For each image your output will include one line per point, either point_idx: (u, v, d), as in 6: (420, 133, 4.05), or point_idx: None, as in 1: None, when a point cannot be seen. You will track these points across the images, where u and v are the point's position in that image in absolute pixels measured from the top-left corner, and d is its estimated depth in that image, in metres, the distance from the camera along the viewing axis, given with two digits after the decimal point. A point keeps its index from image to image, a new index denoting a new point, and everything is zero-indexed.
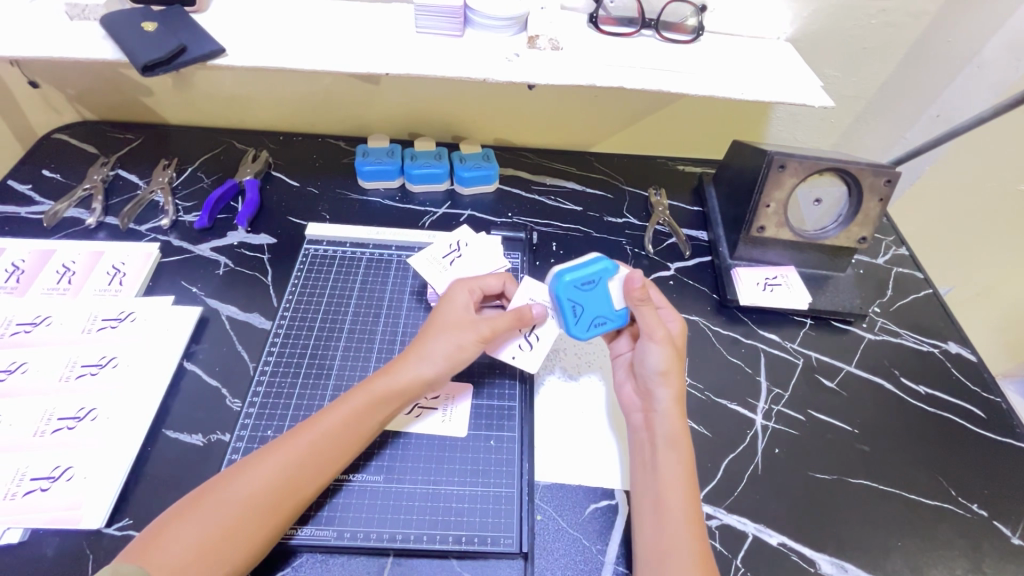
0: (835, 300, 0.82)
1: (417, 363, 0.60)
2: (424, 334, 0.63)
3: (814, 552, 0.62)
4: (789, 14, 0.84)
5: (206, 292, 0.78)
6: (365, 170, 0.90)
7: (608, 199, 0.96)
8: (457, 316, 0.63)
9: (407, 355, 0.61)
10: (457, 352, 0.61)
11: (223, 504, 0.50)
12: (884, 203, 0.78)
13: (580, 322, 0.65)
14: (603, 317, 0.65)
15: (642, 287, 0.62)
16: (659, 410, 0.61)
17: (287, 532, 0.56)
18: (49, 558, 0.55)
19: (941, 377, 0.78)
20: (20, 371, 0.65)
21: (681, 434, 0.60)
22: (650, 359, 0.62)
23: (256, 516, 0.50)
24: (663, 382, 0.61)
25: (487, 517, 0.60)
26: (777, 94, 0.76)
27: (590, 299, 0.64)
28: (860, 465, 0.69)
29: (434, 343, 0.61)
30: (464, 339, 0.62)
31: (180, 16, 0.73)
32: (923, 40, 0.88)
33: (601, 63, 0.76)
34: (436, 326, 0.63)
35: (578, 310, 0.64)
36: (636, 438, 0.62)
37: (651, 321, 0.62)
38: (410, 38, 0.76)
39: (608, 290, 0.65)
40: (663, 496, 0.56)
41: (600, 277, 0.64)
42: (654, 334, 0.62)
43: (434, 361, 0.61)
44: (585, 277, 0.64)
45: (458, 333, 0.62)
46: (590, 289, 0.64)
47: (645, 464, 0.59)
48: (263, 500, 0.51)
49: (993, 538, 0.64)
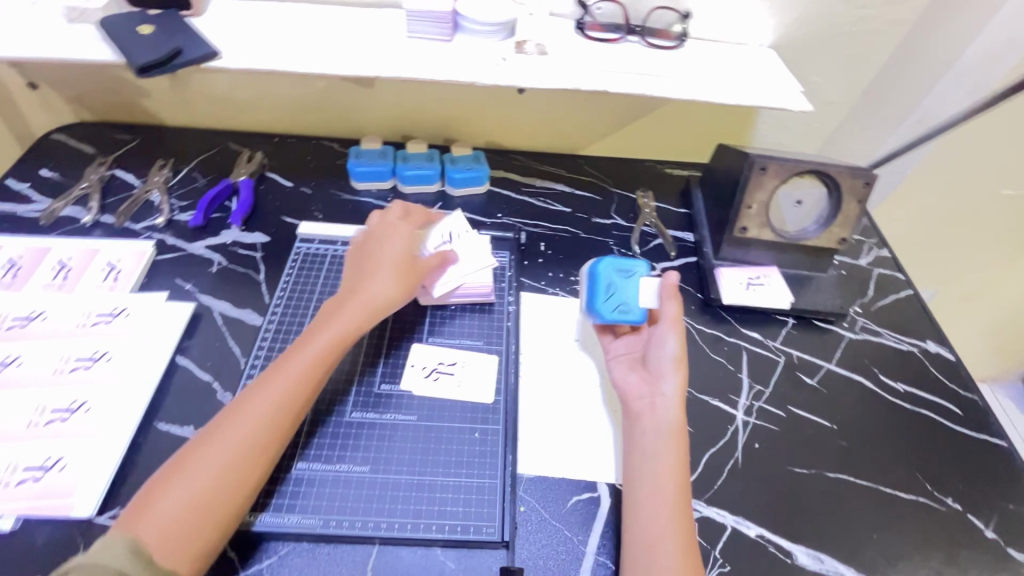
0: (816, 299, 0.84)
1: (358, 307, 0.64)
2: (362, 280, 0.67)
3: (791, 544, 0.63)
4: (771, 22, 0.86)
5: (199, 288, 0.79)
6: (357, 171, 0.92)
7: (596, 201, 0.98)
8: (391, 258, 0.69)
9: (350, 298, 0.65)
10: (399, 288, 0.67)
11: (231, 434, 0.53)
12: (863, 204, 0.80)
13: (607, 301, 0.72)
14: (626, 307, 0.71)
15: (675, 285, 0.70)
16: (666, 397, 0.63)
17: (246, 519, 0.57)
18: (39, 546, 0.57)
19: (919, 375, 0.79)
20: (15, 364, 0.67)
21: (682, 423, 0.62)
22: (667, 345, 0.66)
23: (262, 443, 0.54)
24: (674, 370, 0.64)
25: (471, 507, 0.61)
26: (758, 98, 0.78)
27: (624, 286, 0.72)
28: (838, 460, 0.70)
29: (376, 278, 0.67)
30: (402, 275, 0.68)
31: (177, 20, 0.75)
32: (902, 47, 0.90)
33: (586, 68, 0.78)
34: (373, 269, 0.68)
35: (609, 291, 0.72)
36: (636, 424, 0.63)
37: (674, 313, 0.68)
38: (400, 42, 0.78)
39: (641, 284, 0.72)
40: (661, 481, 0.58)
41: (635, 271, 0.73)
42: (675, 323, 0.67)
43: (382, 295, 0.66)
44: (623, 269, 0.73)
45: (396, 270, 0.68)
46: (627, 278, 0.73)
47: (645, 450, 0.60)
48: (268, 427, 0.55)
49: (967, 531, 0.66)
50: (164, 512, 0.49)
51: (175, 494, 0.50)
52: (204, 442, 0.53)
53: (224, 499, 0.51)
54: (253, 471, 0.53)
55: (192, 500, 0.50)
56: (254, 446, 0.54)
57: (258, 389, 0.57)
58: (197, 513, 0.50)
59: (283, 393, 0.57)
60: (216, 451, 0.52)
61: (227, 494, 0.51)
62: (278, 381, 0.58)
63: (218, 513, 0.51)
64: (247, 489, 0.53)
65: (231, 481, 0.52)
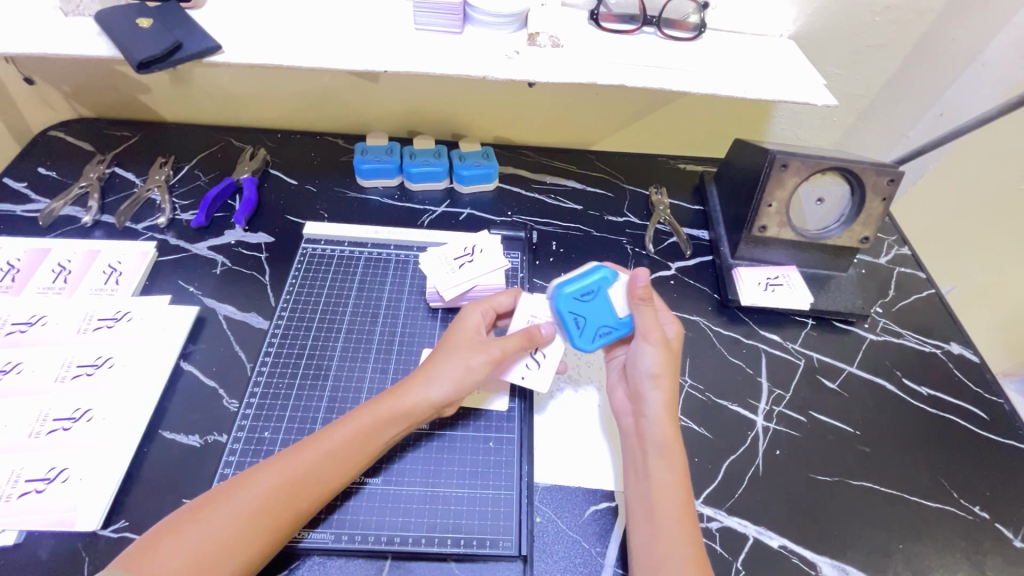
0: (836, 299, 0.82)
1: (415, 394, 0.59)
2: (433, 359, 0.61)
3: (815, 555, 0.61)
4: (792, 12, 0.83)
5: (203, 291, 0.77)
6: (363, 168, 0.90)
7: (609, 198, 0.95)
8: (467, 338, 0.63)
9: (414, 377, 0.60)
10: (467, 373, 0.60)
11: (260, 484, 0.51)
12: (887, 202, 0.77)
13: (585, 334, 0.65)
14: (607, 326, 0.65)
15: (645, 285, 0.63)
16: (649, 414, 0.60)
17: (297, 534, 0.56)
18: (43, 561, 0.55)
19: (943, 378, 0.77)
20: (15, 371, 0.65)
21: (673, 439, 0.59)
22: (642, 361, 0.62)
23: (289, 502, 0.52)
24: (654, 386, 0.61)
25: (487, 519, 0.59)
26: (781, 92, 0.75)
27: (591, 309, 0.65)
28: (862, 467, 0.68)
29: (445, 363, 0.60)
30: (474, 359, 0.61)
31: (176, 11, 0.72)
32: (927, 38, 0.87)
33: (602, 61, 0.75)
34: (446, 348, 0.62)
35: (580, 321, 0.65)
36: (628, 443, 0.62)
37: (648, 321, 0.63)
38: (409, 35, 0.75)
39: (610, 298, 0.65)
40: (656, 503, 0.55)
41: (599, 286, 0.65)
42: (649, 335, 0.62)
43: (443, 383, 0.59)
44: (583, 289, 0.65)
45: (469, 352, 0.61)
46: (591, 299, 0.65)
47: (637, 472, 0.58)
48: (299, 490, 0.52)
49: (995, 541, 0.64)
50: (180, 549, 0.47)
51: (194, 533, 0.48)
52: (235, 484, 0.52)
53: (238, 551, 0.49)
54: (273, 529, 0.50)
55: (208, 545, 0.48)
56: (281, 502, 0.51)
57: (299, 449, 0.54)
58: (210, 560, 0.47)
59: (319, 457, 0.54)
60: (244, 498, 0.50)
61: (242, 547, 0.49)
62: (318, 445, 0.55)
63: (229, 565, 0.48)
64: (263, 546, 0.50)
65: (250, 533, 0.49)
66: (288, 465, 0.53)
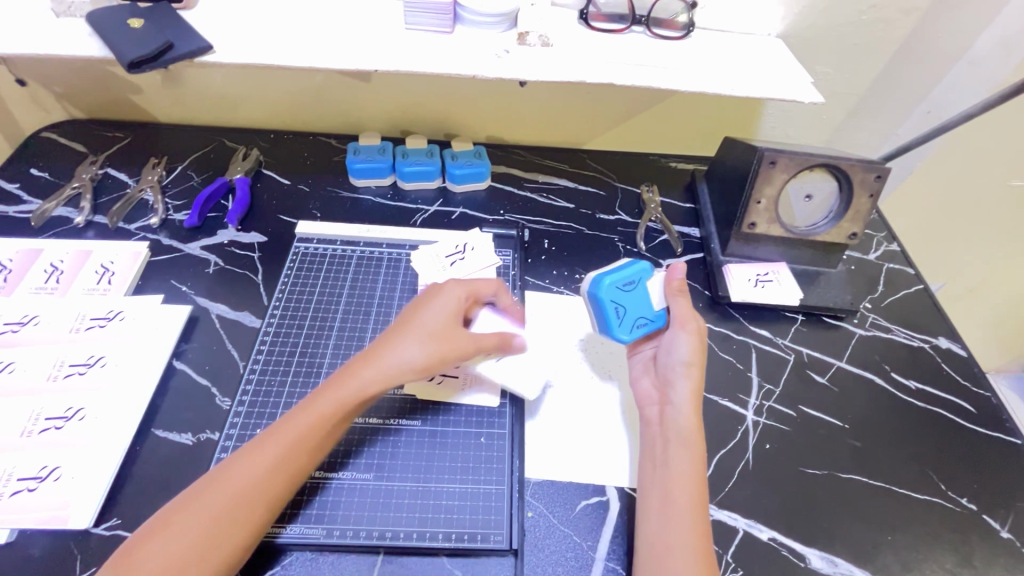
0: (826, 295, 0.82)
1: (374, 377, 0.57)
2: (391, 341, 0.60)
3: (805, 547, 0.62)
4: (780, 11, 0.84)
5: (196, 290, 0.77)
6: (356, 168, 0.90)
7: (600, 196, 0.96)
8: (430, 322, 0.61)
9: (370, 360, 0.59)
10: (426, 359, 0.59)
11: (231, 482, 0.51)
12: (875, 198, 0.78)
13: (624, 324, 0.66)
14: (644, 318, 0.67)
15: (681, 280, 0.67)
16: (677, 403, 0.61)
17: (273, 530, 0.56)
18: (35, 559, 0.55)
19: (931, 372, 0.78)
20: (8, 370, 0.65)
21: (696, 430, 0.59)
22: (677, 347, 0.63)
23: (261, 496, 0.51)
24: (685, 374, 0.62)
25: (478, 514, 0.60)
26: (768, 90, 0.76)
27: (631, 300, 0.67)
28: (851, 460, 0.69)
29: (404, 347, 0.59)
30: (435, 346, 0.60)
31: (167, 12, 0.72)
32: (913, 37, 0.88)
33: (591, 60, 0.76)
34: (405, 332, 0.60)
35: (621, 312, 0.66)
36: (649, 432, 0.62)
37: (685, 311, 0.65)
38: (400, 34, 0.76)
39: (650, 290, 0.67)
40: (672, 491, 0.56)
41: (639, 278, 0.67)
42: (685, 324, 0.64)
43: (402, 368, 0.58)
44: (625, 280, 0.67)
45: (431, 339, 0.60)
46: (631, 290, 0.67)
47: (657, 460, 0.59)
48: (267, 484, 0.52)
49: (981, 531, 0.65)
50: (160, 550, 0.48)
51: (172, 534, 0.48)
52: (203, 486, 0.51)
53: (216, 549, 0.49)
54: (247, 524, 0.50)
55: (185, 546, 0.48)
56: (252, 497, 0.51)
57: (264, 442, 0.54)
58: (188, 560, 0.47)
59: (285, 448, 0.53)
60: (216, 496, 0.50)
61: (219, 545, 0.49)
62: (282, 435, 0.54)
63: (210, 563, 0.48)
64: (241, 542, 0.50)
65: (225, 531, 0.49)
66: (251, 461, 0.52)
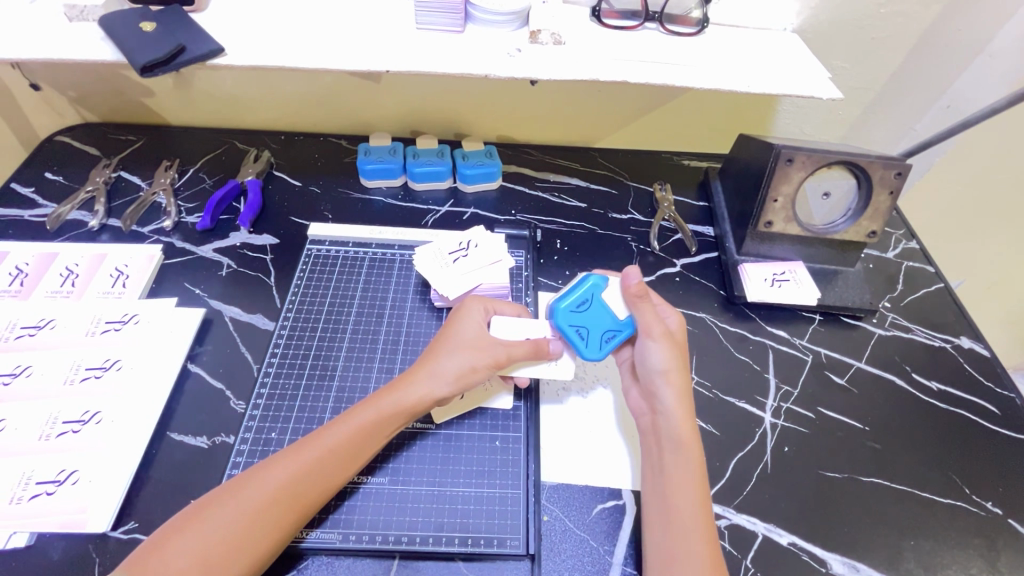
0: (844, 294, 0.81)
1: (410, 393, 0.59)
2: (434, 354, 0.62)
3: (825, 552, 0.61)
4: (795, 5, 0.82)
5: (209, 293, 0.77)
6: (367, 169, 0.90)
7: (612, 195, 0.95)
8: (471, 337, 0.63)
9: (415, 374, 0.60)
10: (468, 372, 0.61)
11: (262, 487, 0.51)
12: (894, 196, 0.76)
13: (591, 343, 0.64)
14: (609, 331, 0.64)
15: (640, 284, 0.63)
16: (665, 410, 0.60)
17: (298, 535, 0.56)
18: (54, 563, 0.55)
19: (953, 373, 0.76)
20: (25, 375, 0.65)
21: (690, 434, 0.58)
22: (651, 357, 0.62)
23: (297, 497, 0.52)
24: (665, 380, 0.61)
25: (494, 518, 0.59)
26: (785, 86, 0.74)
27: (591, 319, 0.65)
28: (871, 463, 0.68)
29: (448, 362, 0.61)
30: (474, 359, 0.61)
31: (179, 15, 0.72)
32: (933, 30, 0.86)
33: (604, 57, 0.75)
34: (447, 345, 0.62)
35: (584, 333, 0.64)
36: (648, 439, 0.61)
37: (649, 319, 0.63)
38: (411, 34, 0.75)
39: (603, 304, 0.65)
40: (677, 498, 0.55)
41: (591, 294, 0.66)
42: (651, 332, 0.62)
43: (446, 381, 0.60)
44: (579, 299, 0.65)
45: (472, 352, 0.61)
46: (586, 308, 0.65)
47: (656, 468, 0.58)
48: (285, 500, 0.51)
49: (1006, 536, 0.63)
50: (173, 561, 0.47)
51: (203, 533, 0.49)
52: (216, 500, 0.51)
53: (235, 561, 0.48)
54: (280, 526, 0.51)
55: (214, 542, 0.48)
56: (281, 503, 0.51)
57: (299, 448, 0.54)
58: (214, 560, 0.48)
59: (324, 454, 0.54)
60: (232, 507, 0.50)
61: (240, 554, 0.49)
62: (320, 443, 0.55)
63: (238, 563, 0.48)
64: (268, 545, 0.50)
65: (257, 533, 0.50)
66: (266, 481, 0.52)
